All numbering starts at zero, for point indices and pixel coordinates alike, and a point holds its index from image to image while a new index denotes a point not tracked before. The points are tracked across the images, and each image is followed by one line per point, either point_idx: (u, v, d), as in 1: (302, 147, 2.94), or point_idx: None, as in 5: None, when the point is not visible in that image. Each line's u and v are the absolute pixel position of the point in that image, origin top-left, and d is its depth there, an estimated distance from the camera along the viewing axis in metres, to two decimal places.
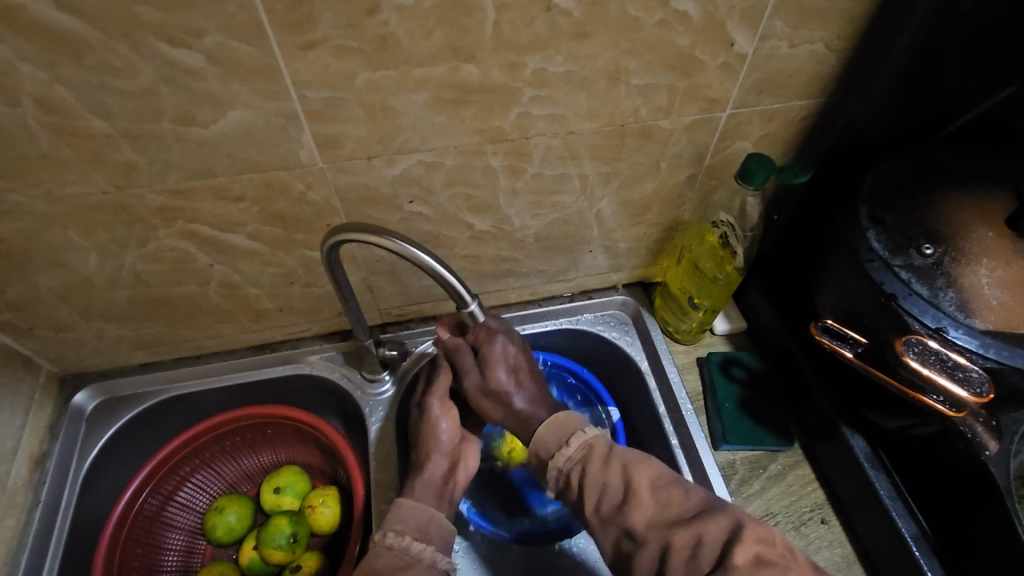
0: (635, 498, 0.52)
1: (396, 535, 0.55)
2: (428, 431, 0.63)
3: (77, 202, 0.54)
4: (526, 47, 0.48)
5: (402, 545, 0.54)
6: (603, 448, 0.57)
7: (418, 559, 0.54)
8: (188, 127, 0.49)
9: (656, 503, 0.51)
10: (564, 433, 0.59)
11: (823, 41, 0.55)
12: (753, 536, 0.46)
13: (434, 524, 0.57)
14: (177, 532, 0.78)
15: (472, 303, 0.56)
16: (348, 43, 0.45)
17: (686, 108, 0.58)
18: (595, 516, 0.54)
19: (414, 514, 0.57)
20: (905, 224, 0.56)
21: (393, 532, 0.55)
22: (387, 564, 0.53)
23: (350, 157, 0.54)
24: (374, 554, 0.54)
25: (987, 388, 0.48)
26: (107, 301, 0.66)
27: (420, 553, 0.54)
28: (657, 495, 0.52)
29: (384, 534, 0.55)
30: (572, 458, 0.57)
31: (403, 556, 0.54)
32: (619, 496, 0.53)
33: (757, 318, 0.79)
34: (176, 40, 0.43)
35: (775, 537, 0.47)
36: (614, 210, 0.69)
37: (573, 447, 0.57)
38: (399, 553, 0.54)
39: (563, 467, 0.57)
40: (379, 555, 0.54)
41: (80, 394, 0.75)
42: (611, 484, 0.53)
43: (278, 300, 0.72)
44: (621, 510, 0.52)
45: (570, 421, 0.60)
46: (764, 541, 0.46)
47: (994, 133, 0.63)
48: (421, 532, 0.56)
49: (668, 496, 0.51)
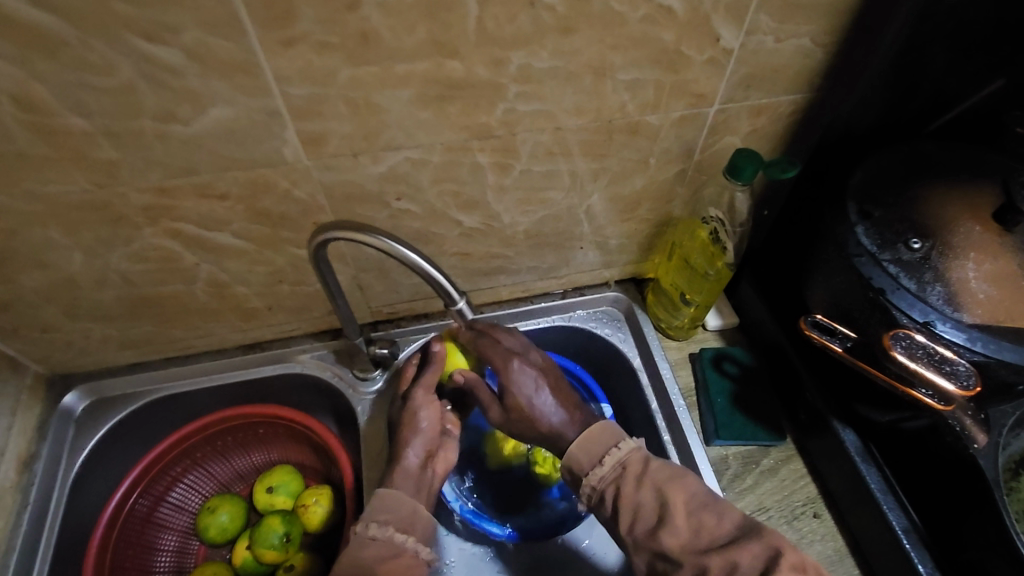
0: (669, 521, 0.50)
1: (379, 526, 0.54)
2: (408, 418, 0.63)
3: (59, 201, 0.53)
4: (510, 42, 0.48)
5: (385, 536, 0.54)
6: (637, 467, 0.55)
7: (402, 550, 0.54)
8: (170, 125, 0.49)
9: (690, 528, 0.49)
10: (599, 450, 0.57)
11: (810, 35, 0.55)
12: (788, 564, 0.44)
13: (417, 517, 0.57)
14: (169, 533, 0.77)
15: (460, 300, 0.56)
16: (329, 39, 0.45)
17: (673, 103, 0.57)
18: (629, 537, 0.52)
19: (398, 505, 0.57)
20: (892, 219, 0.56)
21: (376, 523, 0.55)
22: (370, 556, 0.52)
23: (335, 154, 0.54)
24: (357, 545, 0.53)
25: (974, 382, 0.48)
26: (93, 301, 0.65)
27: (403, 543, 0.54)
28: (691, 520, 0.50)
29: (367, 525, 0.54)
30: (606, 477, 0.55)
31: (386, 547, 0.54)
32: (654, 518, 0.51)
33: (748, 313, 0.79)
34: (154, 36, 0.43)
35: (808, 563, 0.45)
36: (604, 205, 0.69)
37: (607, 466, 0.55)
38: (384, 544, 0.54)
39: (596, 486, 0.55)
40: (363, 546, 0.53)
41: (69, 396, 0.75)
42: (644, 505, 0.52)
43: (267, 299, 0.71)
44: (654, 534, 0.50)
45: (608, 435, 0.58)
46: (799, 569, 0.44)
47: (983, 127, 0.63)
48: (406, 523, 0.56)
49: (700, 521, 0.49)
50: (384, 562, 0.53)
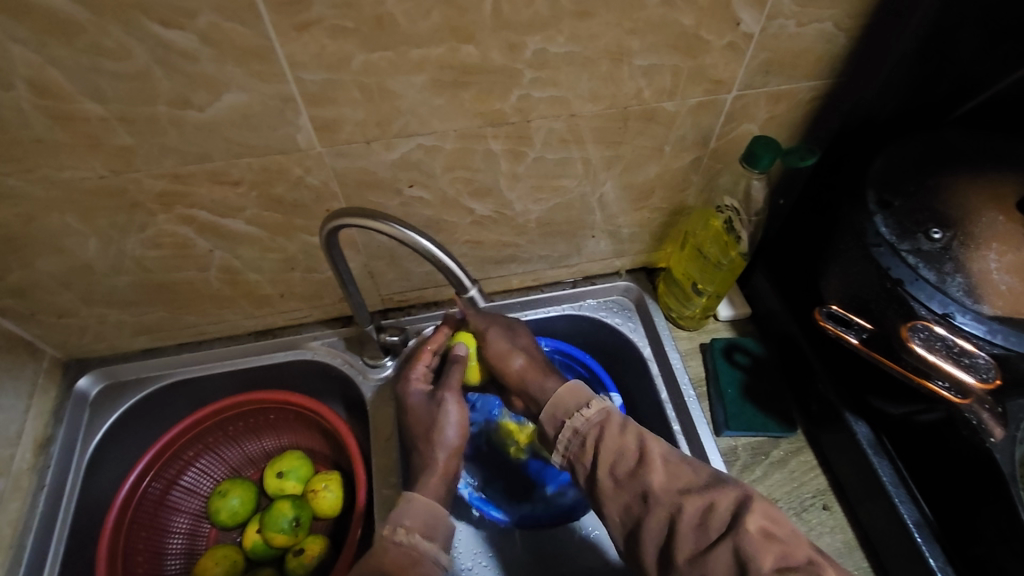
0: (649, 463, 0.50)
1: (405, 531, 0.53)
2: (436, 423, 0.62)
3: (74, 187, 0.53)
4: (527, 26, 0.47)
5: (410, 542, 0.53)
6: (620, 417, 0.54)
7: (425, 557, 0.53)
8: (184, 111, 0.49)
9: (668, 471, 0.49)
10: (581, 400, 0.57)
11: (832, 20, 0.53)
12: (760, 511, 0.44)
13: (441, 522, 0.55)
14: (181, 516, 0.79)
15: (472, 289, 0.57)
16: (344, 23, 0.45)
17: (690, 89, 0.57)
18: (607, 480, 0.51)
19: (422, 509, 0.55)
20: (914, 209, 0.55)
21: (402, 528, 0.54)
22: (394, 560, 0.51)
23: (348, 141, 0.54)
24: (382, 550, 0.52)
25: (993, 375, 0.48)
26: (108, 286, 0.66)
27: (427, 551, 0.53)
28: (668, 466, 0.49)
29: (393, 529, 0.54)
30: (590, 421, 0.55)
31: (411, 551, 0.52)
32: (636, 460, 0.51)
33: (762, 304, 0.79)
34: (168, 21, 0.42)
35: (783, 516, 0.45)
36: (618, 193, 0.68)
37: (592, 411, 0.55)
38: (407, 550, 0.52)
39: (578, 428, 0.55)
40: (387, 550, 0.52)
41: (83, 380, 0.76)
42: (626, 448, 0.51)
43: (279, 286, 0.72)
44: (636, 474, 0.50)
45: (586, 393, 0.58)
46: (771, 518, 0.44)
47: (1007, 115, 0.61)
48: (428, 528, 0.55)
49: (677, 467, 0.49)
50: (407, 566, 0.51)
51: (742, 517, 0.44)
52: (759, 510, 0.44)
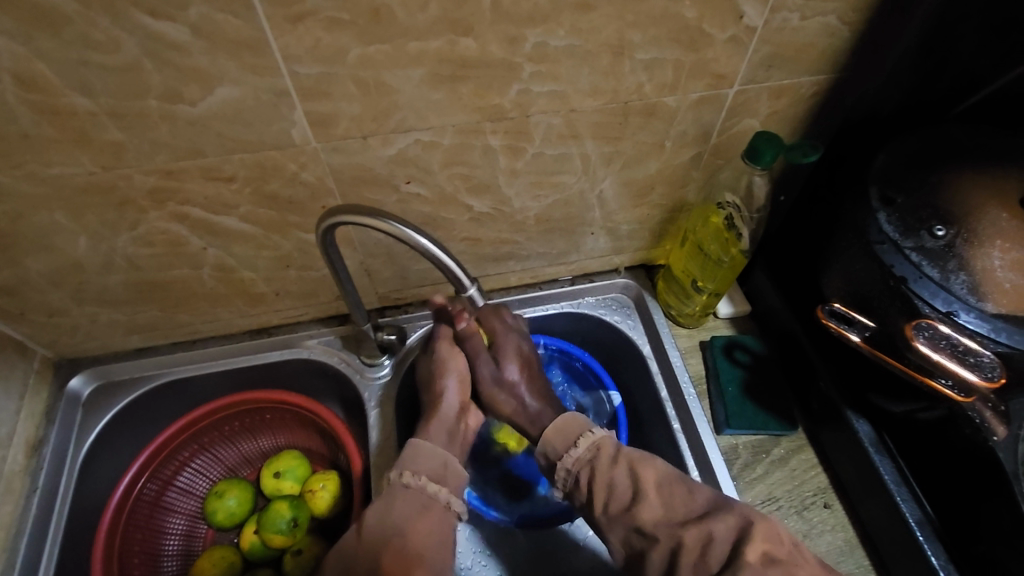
0: (644, 497, 0.51)
1: (412, 476, 0.56)
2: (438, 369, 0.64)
3: (63, 183, 0.52)
4: (527, 19, 0.46)
5: (419, 484, 0.56)
6: (610, 449, 0.55)
7: (435, 500, 0.56)
8: (175, 105, 0.47)
9: (664, 499, 0.51)
10: (570, 435, 0.57)
11: (836, 13, 0.53)
12: (760, 536, 0.46)
13: (449, 470, 0.58)
14: (177, 516, 0.78)
15: (471, 287, 0.55)
16: (340, 15, 0.43)
17: (692, 84, 0.56)
18: (604, 516, 0.53)
19: (430, 455, 0.58)
20: (916, 205, 0.54)
21: (410, 473, 0.56)
22: (403, 506, 0.54)
23: (344, 136, 0.53)
24: (391, 494, 0.55)
25: (999, 373, 0.47)
26: (100, 285, 0.64)
27: (436, 494, 0.56)
28: (663, 492, 0.51)
29: (400, 474, 0.56)
30: (580, 458, 0.55)
31: (420, 495, 0.55)
32: (629, 495, 0.52)
33: (762, 301, 0.78)
34: (158, 12, 0.41)
35: (782, 534, 0.47)
36: (617, 189, 0.67)
37: (581, 449, 0.56)
38: (415, 493, 0.55)
39: (569, 468, 0.56)
40: (396, 495, 0.55)
41: (75, 380, 0.74)
42: (618, 484, 0.53)
43: (274, 284, 0.71)
44: (632, 512, 0.51)
45: (576, 424, 0.58)
46: (772, 541, 0.46)
47: (1010, 111, 0.61)
48: (437, 474, 0.57)
49: (673, 492, 0.51)
50: (417, 514, 0.54)
51: (743, 546, 0.46)
52: (759, 536, 0.46)
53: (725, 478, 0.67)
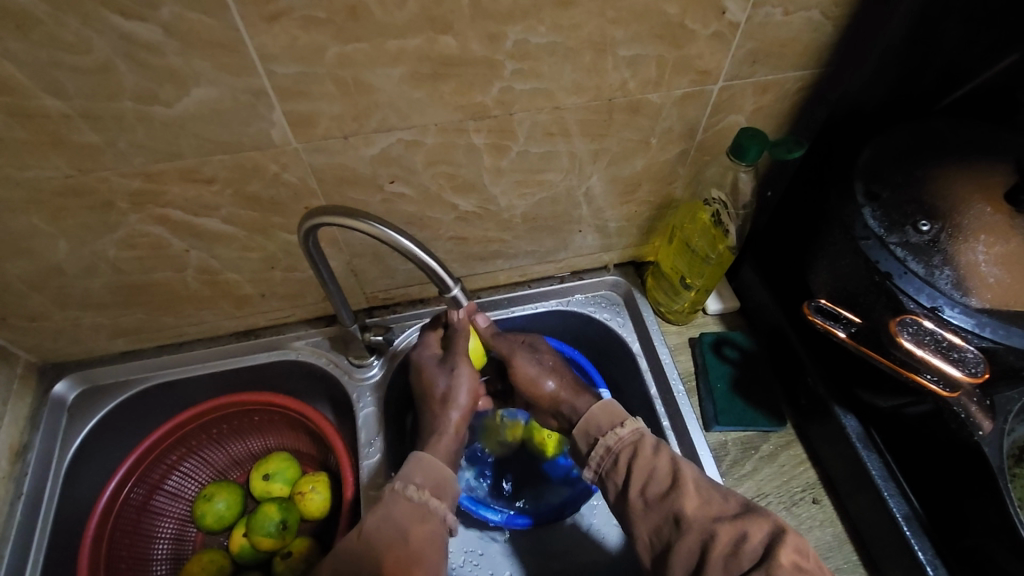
0: (682, 486, 0.52)
1: (416, 489, 0.56)
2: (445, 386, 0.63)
3: (40, 186, 0.51)
4: (507, 16, 0.46)
5: (421, 499, 0.55)
6: (652, 439, 0.57)
7: (433, 513, 0.55)
8: (151, 107, 0.47)
9: (701, 497, 0.51)
10: (615, 419, 0.60)
11: (819, 8, 0.52)
12: (791, 545, 0.46)
13: (449, 485, 0.58)
14: (166, 521, 0.77)
15: (455, 287, 0.55)
16: (316, 13, 0.43)
17: (676, 80, 0.55)
18: (639, 499, 0.54)
19: (434, 469, 0.58)
20: (901, 200, 0.54)
21: (414, 485, 0.56)
22: (404, 513, 0.54)
23: (325, 136, 0.52)
24: (392, 500, 0.55)
25: (982, 369, 0.47)
26: (81, 289, 0.64)
27: (436, 508, 0.56)
28: (700, 493, 0.52)
29: (404, 485, 0.56)
30: (623, 439, 0.57)
31: (421, 508, 0.55)
32: (668, 482, 0.53)
33: (751, 297, 0.78)
34: (129, 12, 0.41)
35: (809, 550, 0.47)
36: (604, 186, 0.67)
37: (625, 431, 0.58)
38: (417, 506, 0.55)
39: (611, 447, 0.58)
40: (398, 502, 0.55)
41: (60, 385, 0.74)
42: (659, 471, 0.54)
43: (259, 286, 0.70)
44: (668, 498, 0.52)
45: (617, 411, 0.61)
46: (800, 552, 0.46)
47: (994, 104, 0.61)
48: (439, 488, 0.57)
49: (710, 495, 0.51)
50: (417, 523, 0.54)
51: (776, 549, 0.45)
52: (790, 545, 0.45)
53: (714, 474, 0.67)
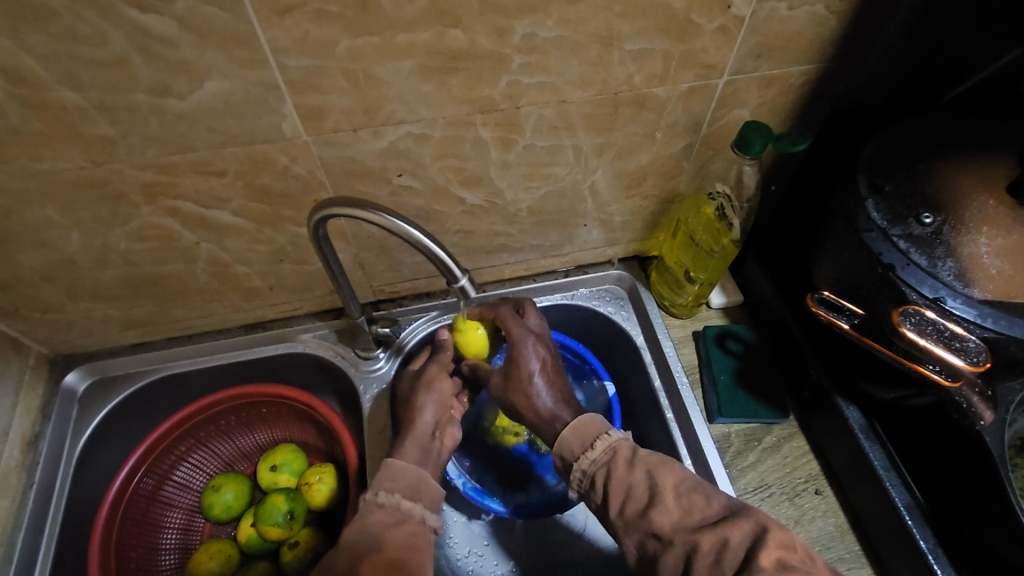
0: (660, 499, 0.51)
1: (386, 494, 0.56)
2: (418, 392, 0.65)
3: (55, 178, 0.52)
4: (515, 11, 0.47)
5: (392, 503, 0.55)
6: (626, 452, 0.55)
7: (409, 516, 0.55)
8: (165, 99, 0.48)
9: (680, 509, 0.50)
10: (586, 438, 0.57)
11: (824, 3, 0.53)
12: (775, 541, 0.45)
13: (424, 485, 0.58)
14: (175, 511, 0.78)
15: (462, 278, 0.55)
16: (328, 8, 0.44)
17: (681, 75, 0.56)
18: (619, 519, 0.53)
19: (403, 473, 0.58)
20: (904, 193, 0.55)
21: (383, 491, 0.56)
22: (379, 520, 0.54)
23: (335, 129, 0.53)
24: (367, 510, 0.55)
25: (984, 358, 0.48)
26: (94, 280, 0.65)
27: (410, 510, 0.55)
28: (680, 500, 0.50)
29: (375, 493, 0.56)
30: (596, 461, 0.56)
31: (394, 512, 0.55)
32: (645, 499, 0.52)
33: (754, 291, 0.78)
34: (146, 6, 0.41)
35: (796, 543, 0.46)
36: (609, 180, 0.68)
37: (598, 451, 0.56)
38: (391, 511, 0.55)
39: (586, 470, 0.56)
40: (371, 511, 0.54)
41: (70, 376, 0.75)
42: (635, 488, 0.53)
43: (268, 278, 0.71)
44: (645, 515, 0.51)
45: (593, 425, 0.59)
46: (786, 547, 0.45)
47: (997, 98, 0.61)
48: (411, 490, 0.57)
49: (690, 502, 0.50)
50: (393, 526, 0.53)
51: (757, 552, 0.44)
52: (774, 543, 0.44)
53: (716, 465, 0.68)
